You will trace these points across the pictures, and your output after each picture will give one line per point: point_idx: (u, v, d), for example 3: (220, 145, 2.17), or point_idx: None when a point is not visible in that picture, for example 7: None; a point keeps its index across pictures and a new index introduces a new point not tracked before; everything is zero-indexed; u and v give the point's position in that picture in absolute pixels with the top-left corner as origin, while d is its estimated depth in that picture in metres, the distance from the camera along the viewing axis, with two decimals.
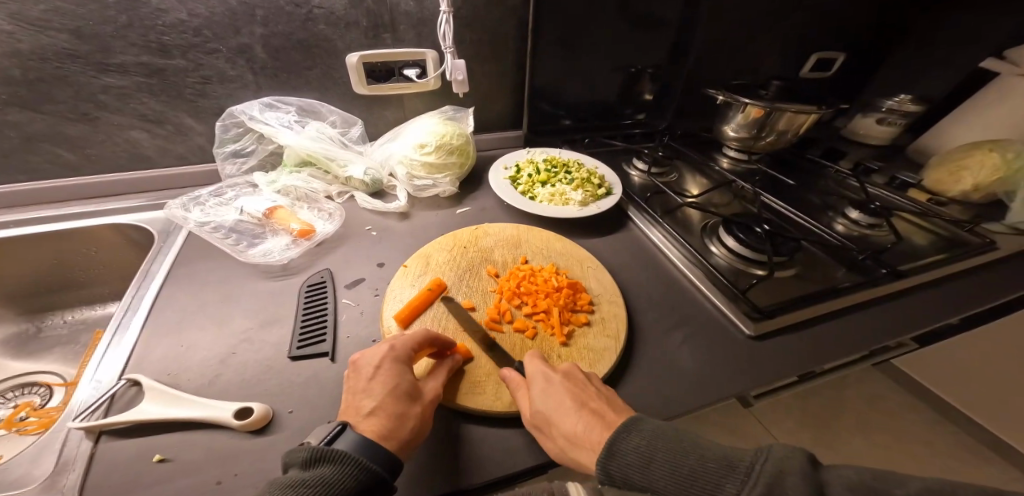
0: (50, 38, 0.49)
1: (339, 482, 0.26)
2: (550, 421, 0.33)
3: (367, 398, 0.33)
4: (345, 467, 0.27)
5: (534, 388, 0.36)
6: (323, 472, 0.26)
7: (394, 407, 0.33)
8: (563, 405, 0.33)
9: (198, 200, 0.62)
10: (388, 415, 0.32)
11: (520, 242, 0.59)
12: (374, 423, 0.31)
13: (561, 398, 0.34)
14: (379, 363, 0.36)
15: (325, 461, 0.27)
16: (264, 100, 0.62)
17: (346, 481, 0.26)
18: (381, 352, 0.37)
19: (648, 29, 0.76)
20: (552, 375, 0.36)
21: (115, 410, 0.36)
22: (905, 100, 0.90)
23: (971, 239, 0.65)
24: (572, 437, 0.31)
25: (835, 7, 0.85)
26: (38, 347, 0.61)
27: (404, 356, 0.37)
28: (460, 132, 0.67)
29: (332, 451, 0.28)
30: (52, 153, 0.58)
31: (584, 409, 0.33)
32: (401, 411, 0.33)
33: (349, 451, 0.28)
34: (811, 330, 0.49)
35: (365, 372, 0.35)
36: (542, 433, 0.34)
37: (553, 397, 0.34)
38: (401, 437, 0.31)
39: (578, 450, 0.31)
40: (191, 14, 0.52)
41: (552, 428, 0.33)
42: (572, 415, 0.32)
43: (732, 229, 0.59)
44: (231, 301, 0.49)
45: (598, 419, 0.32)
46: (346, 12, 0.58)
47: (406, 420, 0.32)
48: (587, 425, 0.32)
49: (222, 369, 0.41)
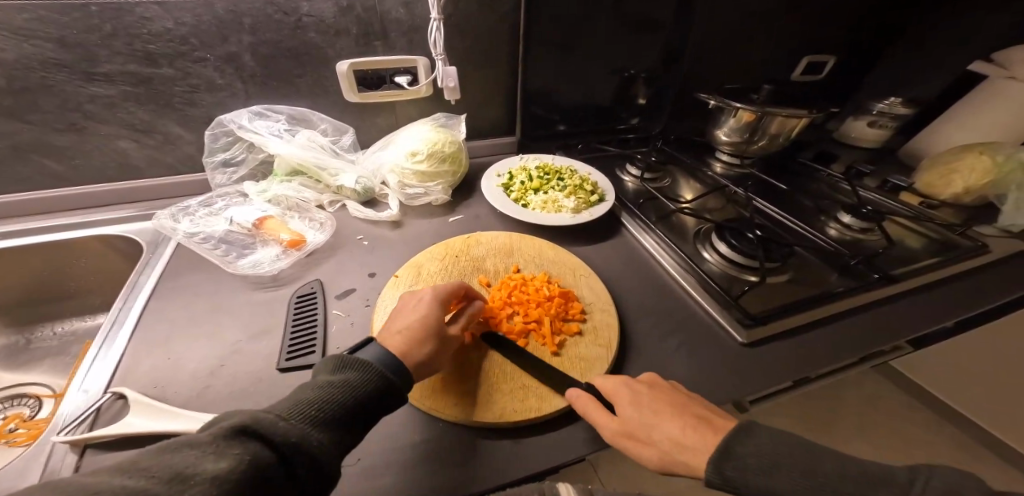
0: (33, 47, 0.48)
1: (363, 383, 0.30)
2: (648, 428, 0.32)
3: (399, 323, 0.38)
4: (367, 376, 0.30)
5: (620, 402, 0.35)
6: (349, 375, 0.30)
7: (417, 333, 0.37)
8: (661, 413, 0.33)
9: (187, 211, 0.61)
10: (411, 336, 0.37)
11: (512, 250, 0.58)
12: (398, 340, 0.36)
13: (657, 408, 0.34)
14: (421, 300, 0.41)
15: (351, 369, 0.31)
16: (253, 108, 0.62)
17: (367, 384, 0.30)
18: (423, 291, 0.42)
19: (639, 34, 0.77)
20: (637, 386, 0.36)
21: (101, 424, 0.36)
22: (896, 103, 0.89)
23: (963, 242, 0.65)
24: (676, 442, 0.31)
25: (825, 11, 0.86)
26: (27, 358, 0.60)
27: (440, 303, 0.41)
28: (452, 139, 0.67)
29: (357, 361, 0.31)
30: (38, 164, 0.58)
31: (685, 415, 0.33)
32: (421, 337, 0.37)
33: (370, 362, 0.32)
34: (804, 337, 0.49)
35: (409, 305, 0.41)
36: (635, 440, 0.33)
37: (647, 407, 0.34)
38: (412, 358, 0.35)
39: (683, 454, 0.31)
40: (177, 22, 0.52)
41: (649, 434, 0.32)
42: (671, 423, 0.32)
43: (724, 235, 0.59)
44: (221, 312, 0.48)
45: (702, 422, 0.32)
46: (336, 19, 0.58)
47: (423, 345, 0.37)
48: (688, 430, 0.32)
49: (209, 381, 0.40)
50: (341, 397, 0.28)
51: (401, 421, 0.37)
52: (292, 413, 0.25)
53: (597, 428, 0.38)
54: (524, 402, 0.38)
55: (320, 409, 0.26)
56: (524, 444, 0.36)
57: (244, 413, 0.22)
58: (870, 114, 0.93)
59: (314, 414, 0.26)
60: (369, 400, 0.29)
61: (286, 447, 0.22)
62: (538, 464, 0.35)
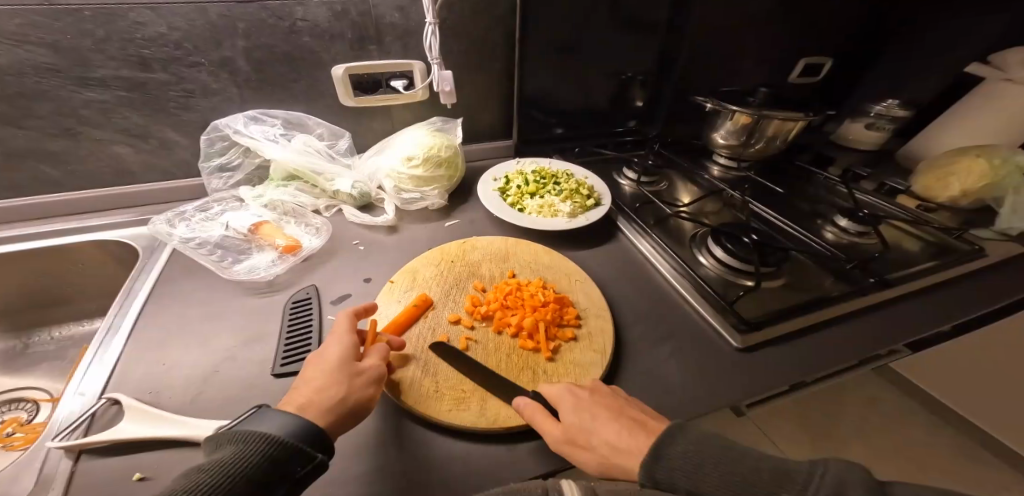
0: (27, 52, 0.48)
1: (244, 459, 0.24)
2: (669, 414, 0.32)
3: (301, 376, 0.33)
4: (253, 447, 0.25)
5: (564, 407, 0.35)
6: (225, 454, 0.24)
7: (320, 381, 0.32)
8: (598, 416, 0.33)
9: (183, 216, 0.61)
10: (312, 387, 0.31)
11: (508, 255, 0.58)
12: (298, 395, 0.31)
13: (596, 411, 0.34)
14: (321, 346, 0.36)
15: (235, 442, 0.25)
16: (248, 113, 0.62)
17: (251, 457, 0.24)
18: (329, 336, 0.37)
19: (634, 37, 0.76)
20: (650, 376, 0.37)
21: (97, 428, 0.36)
22: (893, 105, 0.90)
23: (960, 246, 0.65)
24: (609, 446, 0.31)
25: (822, 13, 0.86)
26: (24, 363, 0.60)
27: (344, 340, 0.36)
28: (448, 144, 0.67)
29: (242, 432, 0.26)
30: (33, 169, 0.58)
31: (621, 418, 0.33)
32: (324, 382, 0.32)
33: (261, 431, 0.26)
34: (799, 341, 0.49)
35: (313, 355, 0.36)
36: (578, 447, 0.32)
37: (586, 411, 0.34)
38: (320, 408, 0.30)
39: (619, 458, 0.30)
40: (170, 27, 0.52)
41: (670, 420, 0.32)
42: (606, 425, 0.32)
43: (720, 239, 0.59)
44: (216, 318, 0.48)
45: (637, 426, 0.32)
46: (331, 24, 0.58)
47: (327, 390, 0.31)
48: (626, 433, 0.31)
49: (204, 387, 0.40)
50: (207, 482, 0.23)
51: (396, 427, 0.37)
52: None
53: None
54: (518, 407, 0.38)
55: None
56: (518, 450, 0.36)
57: None
58: (867, 116, 0.94)
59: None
60: (254, 475, 0.24)
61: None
62: (531, 470, 0.35)
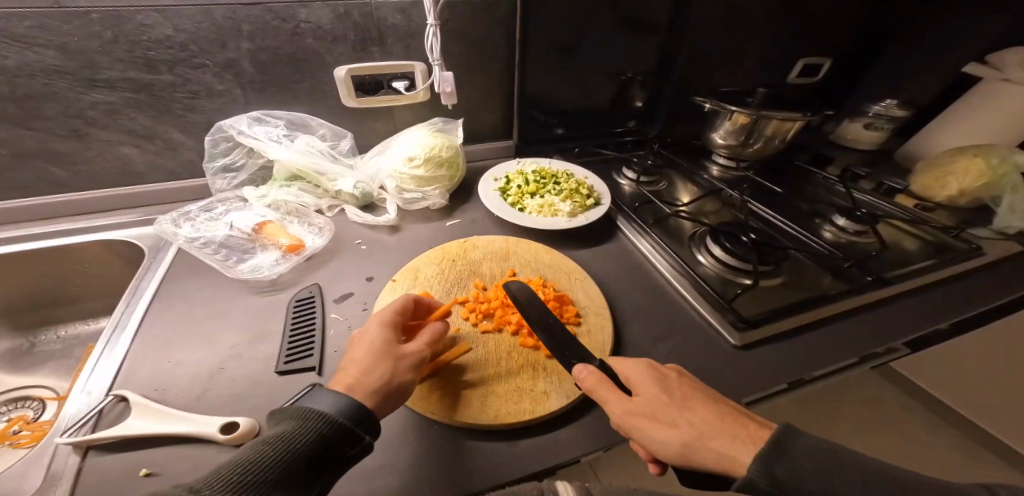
0: (36, 54, 0.49)
1: (308, 435, 0.27)
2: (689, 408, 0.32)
3: (350, 355, 0.35)
4: (317, 425, 0.27)
5: (648, 382, 0.34)
6: (290, 428, 0.27)
7: (365, 362, 0.34)
8: (693, 399, 0.33)
9: (188, 216, 0.62)
10: (360, 368, 0.33)
11: (509, 254, 0.59)
12: (349, 374, 0.33)
13: (685, 392, 0.33)
14: (367, 327, 0.38)
15: (302, 418, 0.28)
16: (252, 114, 0.62)
17: (314, 434, 0.27)
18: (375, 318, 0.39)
19: (634, 38, 0.77)
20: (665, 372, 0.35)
21: (104, 425, 0.36)
22: (891, 105, 0.91)
23: (957, 245, 0.66)
24: (708, 427, 0.30)
25: (821, 13, 0.86)
26: (30, 362, 0.61)
27: (389, 324, 0.38)
28: (449, 144, 0.68)
29: (308, 409, 0.28)
30: (41, 169, 0.58)
31: (718, 406, 0.32)
32: (371, 364, 0.34)
33: (319, 410, 0.28)
34: (797, 340, 0.49)
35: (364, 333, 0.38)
36: (659, 424, 0.31)
37: (674, 390, 0.33)
38: (365, 388, 0.32)
39: (716, 441, 0.29)
40: (176, 29, 0.53)
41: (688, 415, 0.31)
42: (704, 409, 0.32)
43: (719, 238, 0.60)
44: (220, 316, 0.49)
45: (735, 415, 0.32)
46: (333, 26, 0.59)
47: (373, 372, 0.33)
48: (724, 419, 0.31)
49: (209, 384, 0.41)
50: (278, 454, 0.25)
51: (399, 424, 0.38)
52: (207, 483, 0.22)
53: (590, 430, 0.39)
54: (518, 404, 0.39)
55: (246, 471, 0.23)
56: (519, 446, 0.37)
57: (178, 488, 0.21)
58: (866, 116, 0.94)
59: (241, 480, 0.23)
60: (316, 452, 0.26)
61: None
62: (532, 467, 0.35)
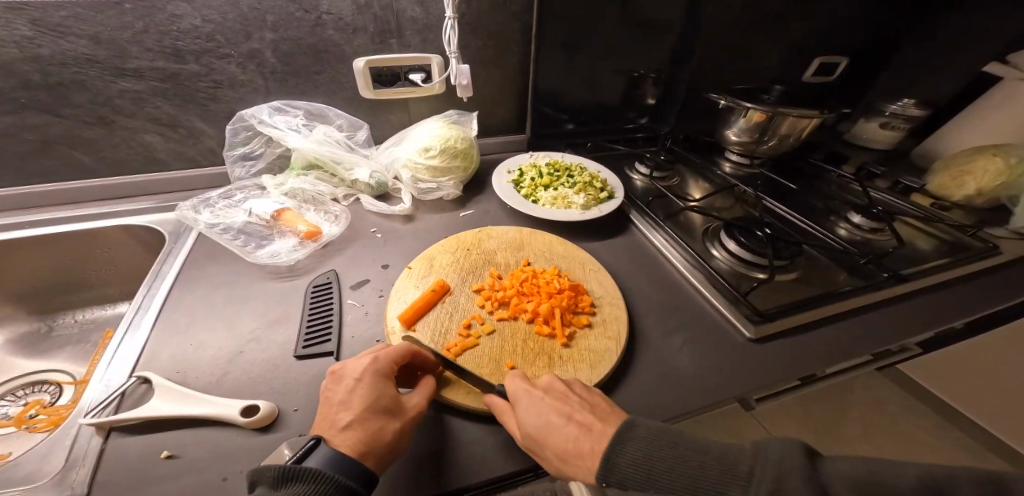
0: (69, 43, 0.50)
1: None
2: (540, 440, 0.32)
3: (345, 412, 0.33)
4: (319, 485, 0.27)
5: (518, 405, 0.35)
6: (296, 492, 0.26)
7: (373, 421, 0.32)
8: (545, 420, 0.33)
9: (208, 203, 0.63)
10: (365, 429, 0.32)
11: (523, 244, 0.59)
12: (350, 437, 0.31)
13: (547, 412, 0.33)
14: (359, 377, 0.35)
15: (298, 480, 0.27)
16: (273, 104, 0.64)
17: None
18: (362, 364, 0.36)
19: (650, 34, 0.77)
20: (533, 391, 0.35)
21: (126, 407, 0.37)
22: (909, 104, 0.90)
23: (975, 243, 0.65)
24: (563, 453, 0.31)
25: (840, 10, 0.85)
26: (49, 345, 0.63)
27: (386, 371, 0.36)
28: (463, 136, 0.68)
29: (304, 469, 0.28)
30: (66, 156, 0.60)
31: (570, 422, 0.32)
32: (380, 424, 0.32)
33: (323, 469, 0.28)
34: (813, 334, 0.49)
35: (345, 385, 0.35)
36: (535, 452, 0.33)
37: (539, 413, 0.33)
38: (378, 452, 0.31)
39: (571, 467, 0.31)
40: (204, 20, 0.54)
41: (543, 449, 0.32)
42: (553, 435, 0.32)
43: (733, 233, 0.60)
44: (239, 301, 0.50)
45: (586, 432, 0.32)
46: (354, 17, 0.60)
47: (384, 433, 0.32)
48: (576, 441, 0.31)
49: (229, 367, 0.42)
50: None
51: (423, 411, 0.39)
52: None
53: None
54: None
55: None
56: None
57: None
58: (882, 115, 0.93)
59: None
60: None
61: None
62: None
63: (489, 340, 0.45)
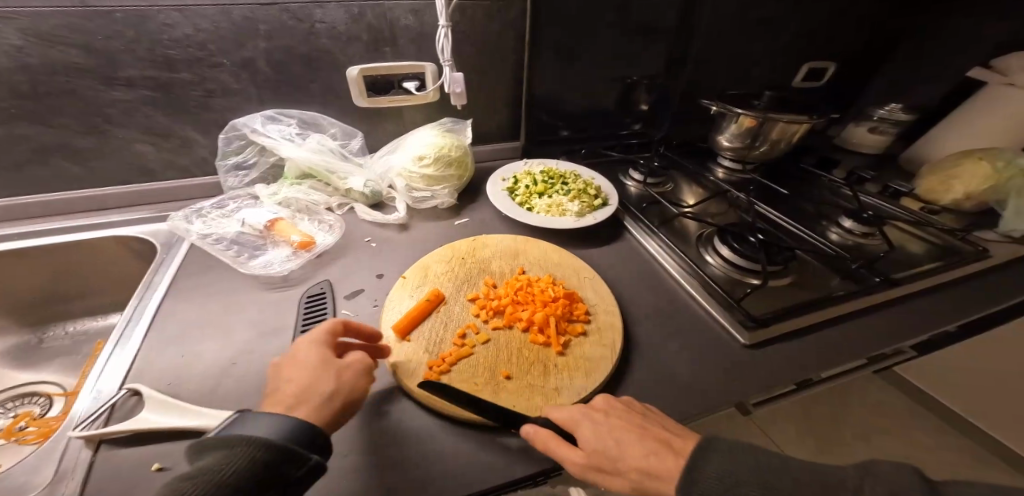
0: (59, 52, 0.50)
1: (245, 464, 0.25)
2: (615, 456, 0.31)
3: (283, 379, 0.33)
4: (247, 449, 0.26)
5: (580, 428, 0.33)
6: (223, 457, 0.25)
7: (306, 379, 0.33)
8: (621, 436, 0.32)
9: (200, 213, 0.63)
10: (298, 387, 0.32)
11: (518, 252, 0.59)
12: (285, 398, 0.31)
13: (620, 432, 0.32)
14: (297, 347, 0.36)
15: (227, 446, 0.26)
16: (266, 112, 0.63)
17: (252, 462, 0.25)
18: (302, 338, 0.37)
19: (642, 41, 0.78)
20: (594, 412, 0.35)
21: (116, 419, 0.37)
22: (895, 109, 0.92)
23: (964, 247, 0.66)
24: (648, 468, 0.30)
25: (827, 17, 0.87)
26: (38, 357, 0.61)
27: (325, 338, 0.37)
28: (458, 144, 0.68)
29: (231, 435, 0.26)
30: (56, 166, 0.59)
31: (648, 437, 0.32)
32: (313, 381, 0.33)
33: (255, 438, 0.26)
34: (807, 339, 0.50)
35: (286, 357, 0.36)
36: (607, 471, 0.31)
37: (608, 435, 0.32)
38: (312, 406, 0.31)
39: (658, 482, 0.30)
40: (196, 29, 0.54)
41: (619, 464, 0.31)
42: (635, 448, 0.31)
43: (726, 239, 0.61)
44: (232, 312, 0.49)
45: (665, 446, 0.32)
46: (348, 26, 0.60)
47: (318, 389, 0.32)
48: (656, 454, 0.31)
49: (222, 378, 0.41)
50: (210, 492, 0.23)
51: (416, 421, 0.38)
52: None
53: None
54: (529, 400, 0.40)
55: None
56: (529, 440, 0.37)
57: None
58: (871, 120, 0.95)
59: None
60: (252, 478, 0.25)
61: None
62: (544, 460, 0.36)
63: (483, 350, 0.45)
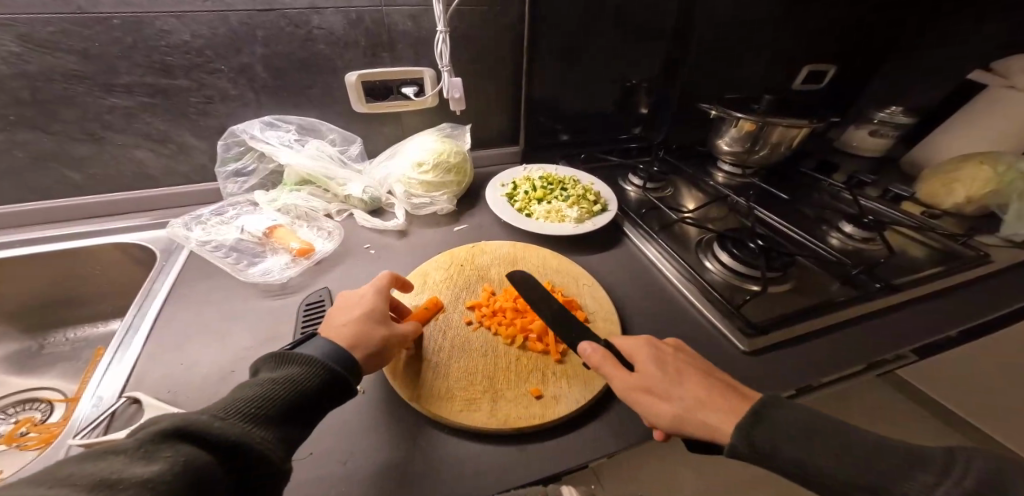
0: (57, 59, 0.50)
1: (308, 380, 0.31)
2: (678, 388, 0.35)
3: (345, 317, 0.39)
4: (311, 368, 0.31)
5: (649, 361, 0.38)
6: (292, 370, 0.31)
7: (364, 324, 0.39)
8: (691, 376, 0.36)
9: (200, 220, 0.63)
10: (356, 327, 0.38)
11: (517, 259, 0.59)
12: (344, 332, 0.37)
13: (682, 371, 0.37)
14: (364, 295, 0.42)
15: (295, 363, 0.32)
16: (264, 119, 0.64)
17: (312, 379, 0.31)
18: (368, 289, 0.44)
19: (641, 44, 0.78)
20: (663, 352, 0.39)
21: (116, 427, 0.37)
22: (896, 112, 0.92)
23: (966, 252, 0.65)
24: (702, 401, 0.34)
25: (827, 19, 0.86)
26: (38, 363, 0.62)
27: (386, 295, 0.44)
28: (457, 150, 0.68)
29: (298, 355, 0.32)
30: (56, 172, 0.59)
31: (714, 383, 0.36)
32: (369, 326, 0.39)
33: (317, 357, 0.33)
34: (807, 346, 0.49)
35: (352, 300, 0.42)
36: (659, 395, 0.35)
37: (675, 371, 0.37)
38: (361, 347, 0.37)
39: (710, 412, 0.33)
40: (193, 35, 0.54)
41: (671, 394, 0.35)
42: (699, 386, 0.35)
43: (726, 245, 0.60)
44: (231, 319, 0.49)
45: (727, 391, 0.35)
46: (346, 32, 0.60)
47: (371, 332, 0.38)
48: (717, 395, 0.34)
49: (221, 386, 0.41)
50: (283, 394, 0.29)
51: (415, 432, 0.38)
52: (226, 415, 0.25)
53: (606, 435, 0.39)
54: (529, 408, 0.39)
55: (259, 408, 0.27)
56: (528, 450, 0.37)
57: (172, 416, 0.23)
58: (871, 123, 0.95)
59: (256, 415, 0.26)
60: (313, 391, 0.30)
61: (223, 447, 0.23)
62: (543, 471, 0.36)
63: (483, 358, 0.45)
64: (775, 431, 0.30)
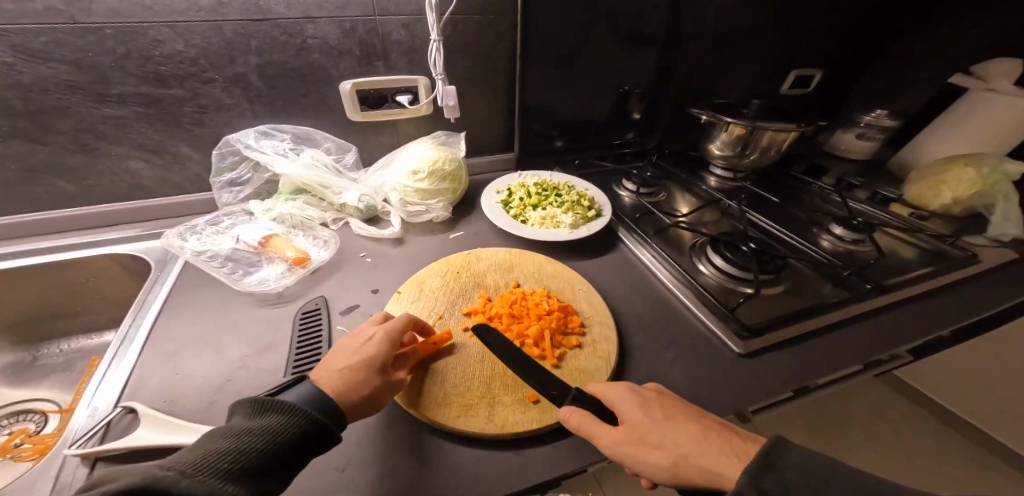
0: (50, 69, 0.50)
1: (285, 430, 0.29)
2: (665, 433, 0.33)
3: (341, 359, 0.37)
4: (290, 417, 0.30)
5: (633, 407, 0.35)
6: (270, 420, 0.29)
7: (355, 370, 0.36)
8: (677, 416, 0.34)
9: (195, 230, 0.63)
10: (347, 373, 0.36)
11: (513, 265, 0.60)
12: (334, 378, 0.35)
13: (669, 412, 0.34)
14: (367, 334, 0.40)
15: (272, 411, 0.30)
16: (259, 128, 0.64)
17: (291, 429, 0.29)
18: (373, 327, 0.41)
19: (633, 51, 0.79)
20: (646, 393, 0.37)
21: (112, 437, 0.36)
22: (882, 116, 0.95)
23: (954, 252, 0.67)
24: (697, 445, 0.31)
25: (815, 24, 0.88)
26: (31, 375, 0.61)
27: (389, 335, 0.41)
28: (452, 157, 0.69)
29: (274, 402, 0.31)
30: (49, 184, 0.59)
31: (704, 424, 0.33)
32: (360, 373, 0.36)
33: (295, 405, 0.31)
34: (800, 347, 0.50)
35: (355, 339, 0.40)
36: (651, 446, 0.32)
37: (660, 412, 0.34)
38: (347, 397, 0.34)
39: (705, 459, 0.30)
40: (187, 44, 0.54)
41: (663, 440, 0.32)
42: (689, 429, 0.33)
43: (718, 248, 0.61)
44: (227, 329, 0.49)
45: (722, 432, 0.33)
46: (339, 41, 0.60)
47: (360, 381, 0.36)
48: (712, 437, 0.32)
49: (217, 396, 0.41)
50: (258, 447, 0.27)
51: (412, 439, 0.38)
52: (196, 471, 0.23)
53: None
54: (526, 413, 0.39)
55: (230, 462, 0.25)
56: (525, 455, 0.37)
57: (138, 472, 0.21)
58: (857, 126, 0.97)
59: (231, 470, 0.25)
60: (291, 441, 0.29)
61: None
62: (541, 475, 0.36)
63: (480, 364, 0.45)
64: (791, 480, 0.26)
